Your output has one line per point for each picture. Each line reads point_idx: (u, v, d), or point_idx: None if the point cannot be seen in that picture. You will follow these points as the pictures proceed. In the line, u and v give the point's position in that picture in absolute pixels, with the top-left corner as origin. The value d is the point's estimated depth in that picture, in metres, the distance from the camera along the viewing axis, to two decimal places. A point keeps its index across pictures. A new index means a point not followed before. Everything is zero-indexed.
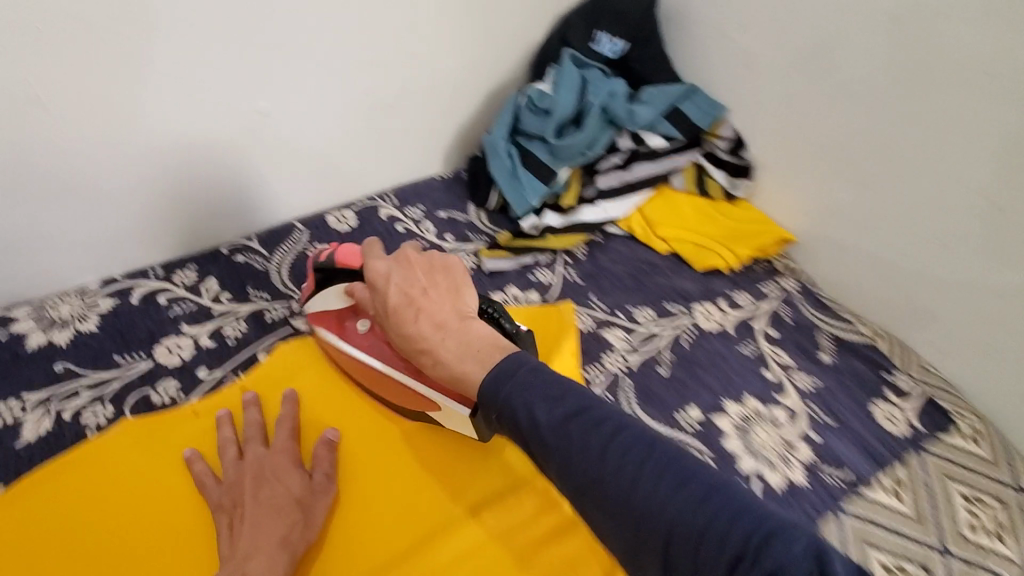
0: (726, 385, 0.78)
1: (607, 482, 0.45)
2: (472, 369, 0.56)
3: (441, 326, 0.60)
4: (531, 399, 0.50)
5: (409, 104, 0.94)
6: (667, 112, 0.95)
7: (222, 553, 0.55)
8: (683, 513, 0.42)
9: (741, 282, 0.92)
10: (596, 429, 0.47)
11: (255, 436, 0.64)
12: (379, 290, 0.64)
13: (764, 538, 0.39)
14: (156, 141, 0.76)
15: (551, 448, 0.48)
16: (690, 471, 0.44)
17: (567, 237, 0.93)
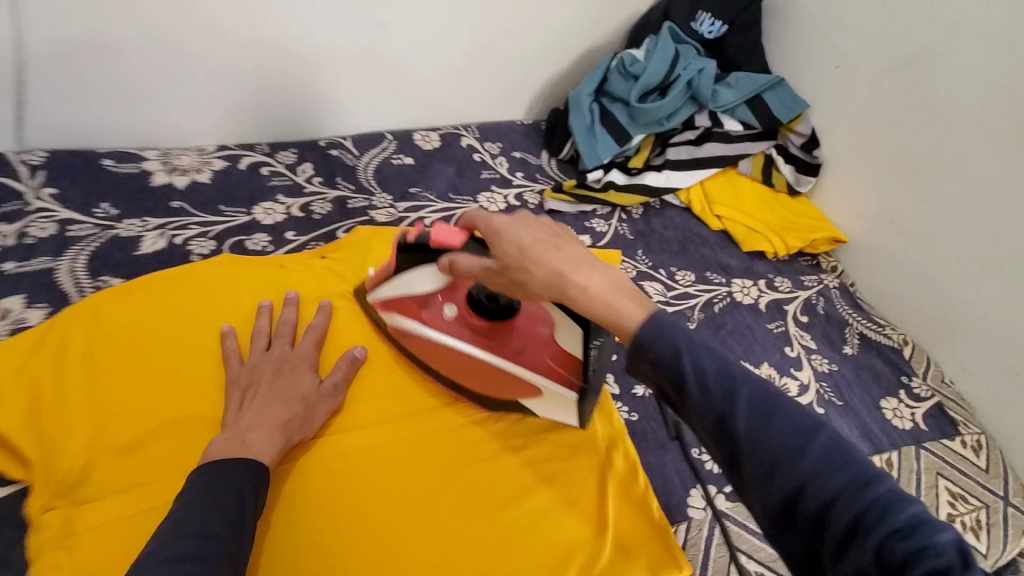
0: (747, 351, 0.83)
1: (764, 444, 0.40)
2: (630, 303, 0.47)
3: (584, 263, 0.49)
4: (691, 350, 0.43)
5: (509, 47, 1.02)
6: (749, 98, 1.00)
7: (225, 421, 0.58)
8: (846, 491, 0.37)
9: (784, 269, 0.96)
10: (762, 394, 0.41)
11: (285, 334, 0.67)
12: (503, 233, 0.52)
13: (921, 528, 0.35)
14: (291, 31, 0.86)
15: (708, 399, 0.42)
16: (855, 454, 0.39)
17: (629, 197, 0.98)
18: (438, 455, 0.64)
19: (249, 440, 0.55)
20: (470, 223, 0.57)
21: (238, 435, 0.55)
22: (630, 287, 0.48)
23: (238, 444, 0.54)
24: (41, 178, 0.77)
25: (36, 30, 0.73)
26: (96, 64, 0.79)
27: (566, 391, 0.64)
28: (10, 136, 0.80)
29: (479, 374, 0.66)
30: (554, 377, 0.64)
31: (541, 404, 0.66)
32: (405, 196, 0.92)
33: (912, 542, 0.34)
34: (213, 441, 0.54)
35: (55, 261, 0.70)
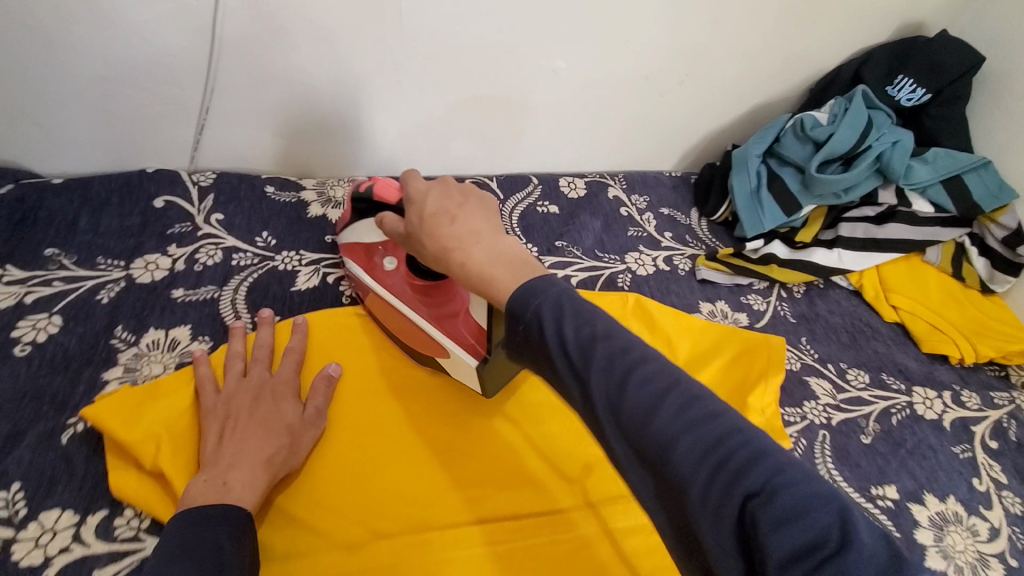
0: (930, 479, 0.72)
1: (621, 414, 0.36)
2: (502, 276, 0.45)
3: (478, 233, 0.48)
4: (558, 313, 0.41)
5: (672, 97, 0.96)
6: (948, 179, 0.88)
7: (201, 461, 0.53)
8: (698, 455, 0.33)
9: (969, 379, 0.84)
10: (621, 356, 0.38)
11: (264, 358, 0.62)
12: (412, 199, 0.52)
13: (782, 488, 0.31)
14: (463, 70, 0.84)
15: (569, 366, 0.39)
16: (717, 408, 0.36)
17: (792, 275, 0.88)
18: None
19: (230, 481, 0.50)
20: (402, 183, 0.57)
21: (218, 476, 0.51)
22: (516, 260, 0.47)
23: (218, 487, 0.50)
24: (210, 202, 0.78)
25: (228, 60, 0.74)
26: (274, 93, 0.79)
27: (466, 357, 0.61)
28: (186, 156, 0.83)
29: (409, 331, 0.66)
30: (460, 342, 0.62)
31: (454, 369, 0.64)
32: (552, 250, 0.87)
33: (769, 510, 0.31)
34: (192, 484, 0.50)
35: (219, 291, 0.70)
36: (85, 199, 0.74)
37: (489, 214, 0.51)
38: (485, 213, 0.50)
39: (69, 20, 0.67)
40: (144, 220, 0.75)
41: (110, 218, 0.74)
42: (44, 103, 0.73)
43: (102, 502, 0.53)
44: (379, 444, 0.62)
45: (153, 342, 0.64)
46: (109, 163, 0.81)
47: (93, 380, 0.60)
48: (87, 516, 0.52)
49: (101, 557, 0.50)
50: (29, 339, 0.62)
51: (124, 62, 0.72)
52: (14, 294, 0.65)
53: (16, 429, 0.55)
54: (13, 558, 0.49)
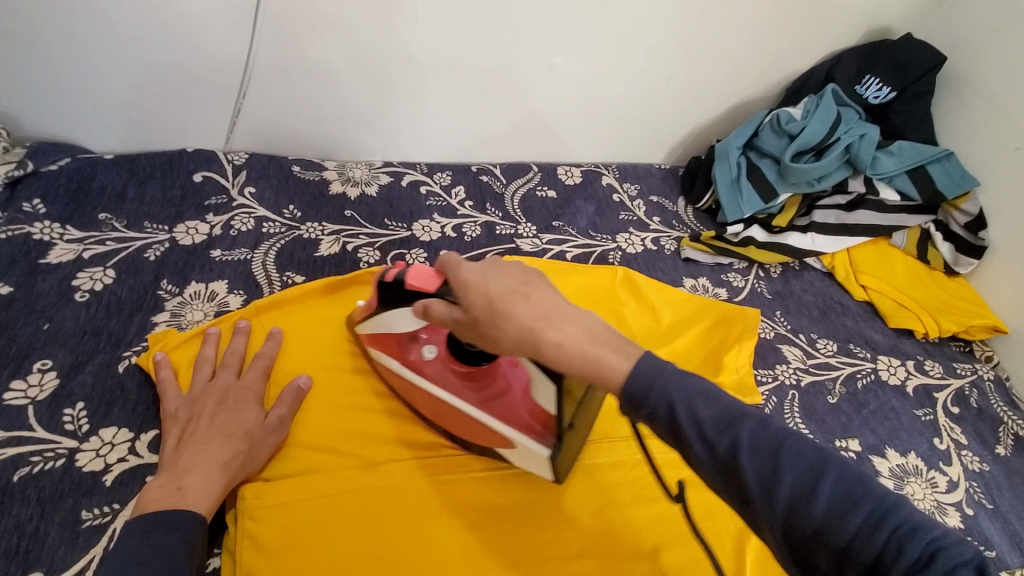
0: (892, 436, 0.79)
1: (776, 496, 0.40)
2: (606, 354, 0.47)
3: (555, 311, 0.49)
4: (691, 397, 0.44)
5: (661, 94, 1.05)
6: (912, 169, 0.97)
7: (161, 465, 0.56)
8: (862, 531, 0.38)
9: (933, 352, 0.91)
10: (763, 435, 0.42)
11: (231, 364, 0.65)
12: (472, 285, 0.51)
13: (936, 551, 0.36)
14: (471, 64, 0.93)
15: (714, 453, 0.43)
16: (860, 483, 0.40)
17: (770, 255, 0.96)
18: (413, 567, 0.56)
19: (184, 486, 0.53)
20: (443, 266, 0.55)
21: (173, 482, 0.53)
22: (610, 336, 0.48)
23: (172, 492, 0.52)
24: (243, 177, 0.87)
25: (265, 50, 0.84)
26: (304, 83, 0.89)
27: (534, 446, 0.59)
28: (221, 137, 0.92)
29: (461, 424, 0.64)
30: (524, 431, 0.60)
31: (515, 456, 0.63)
32: (549, 229, 0.95)
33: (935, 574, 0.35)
34: (150, 486, 0.53)
35: (252, 253, 0.79)
36: (133, 172, 0.82)
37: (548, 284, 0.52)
38: (545, 285, 0.51)
39: (130, 11, 0.77)
40: (185, 192, 0.83)
41: (154, 189, 0.82)
42: (102, 85, 0.83)
43: (153, 423, 0.61)
44: (338, 447, 0.64)
45: (195, 293, 0.73)
46: (153, 142, 0.90)
47: (143, 322, 0.69)
48: (141, 434, 0.60)
49: (153, 466, 0.58)
50: (87, 288, 0.70)
51: (175, 50, 0.81)
52: (73, 251, 0.73)
53: (78, 360, 0.64)
54: (77, 464, 0.56)
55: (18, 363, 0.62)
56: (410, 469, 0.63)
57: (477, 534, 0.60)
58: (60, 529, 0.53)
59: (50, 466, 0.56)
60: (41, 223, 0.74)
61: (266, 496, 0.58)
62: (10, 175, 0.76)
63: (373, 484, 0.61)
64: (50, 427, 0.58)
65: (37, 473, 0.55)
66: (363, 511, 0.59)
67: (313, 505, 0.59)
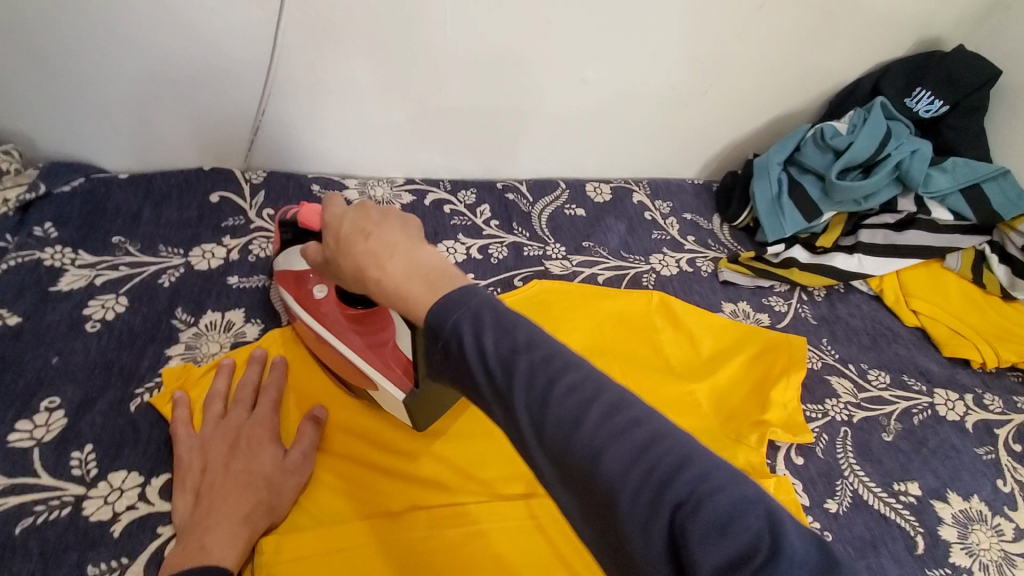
0: (954, 478, 0.73)
1: (547, 430, 0.35)
2: (419, 293, 0.42)
3: (395, 246, 0.45)
4: (478, 327, 0.39)
5: (695, 106, 1.00)
6: (967, 187, 0.91)
7: (179, 522, 0.52)
8: (620, 467, 0.33)
9: (991, 383, 0.85)
10: (546, 365, 0.37)
11: (244, 398, 0.61)
12: (327, 222, 0.49)
13: (706, 496, 0.31)
14: (498, 76, 0.89)
15: (492, 382, 0.38)
16: (641, 415, 0.35)
17: (814, 278, 0.91)
18: None
19: (208, 544, 0.49)
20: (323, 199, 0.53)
21: (195, 541, 0.49)
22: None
23: (195, 552, 0.48)
24: (261, 198, 0.83)
25: (286, 65, 0.81)
26: (324, 99, 0.85)
27: (393, 391, 0.58)
28: (241, 154, 0.89)
29: (340, 365, 0.63)
30: (388, 374, 0.59)
31: (384, 403, 0.61)
32: (579, 249, 0.91)
33: (709, 520, 0.30)
34: (173, 551, 0.49)
35: (270, 279, 0.75)
36: (148, 193, 0.79)
37: (412, 225, 0.48)
38: (404, 225, 0.47)
39: (147, 27, 0.74)
40: (201, 213, 0.79)
41: (170, 211, 0.78)
42: (117, 103, 0.80)
43: (164, 467, 0.57)
44: (362, 487, 0.59)
45: (211, 322, 0.69)
46: (169, 160, 0.87)
47: (157, 354, 0.65)
48: (152, 478, 0.56)
49: (164, 514, 0.54)
50: (99, 317, 0.66)
51: (193, 66, 0.78)
52: (85, 277, 0.69)
53: (87, 397, 0.60)
54: (84, 513, 0.52)
55: (25, 401, 0.59)
56: (441, 516, 0.58)
57: None
58: None
59: (55, 515, 0.52)
60: (52, 248, 0.71)
61: (285, 550, 0.52)
62: (22, 199, 0.73)
63: (403, 534, 0.56)
64: (57, 472, 0.54)
65: (41, 524, 0.51)
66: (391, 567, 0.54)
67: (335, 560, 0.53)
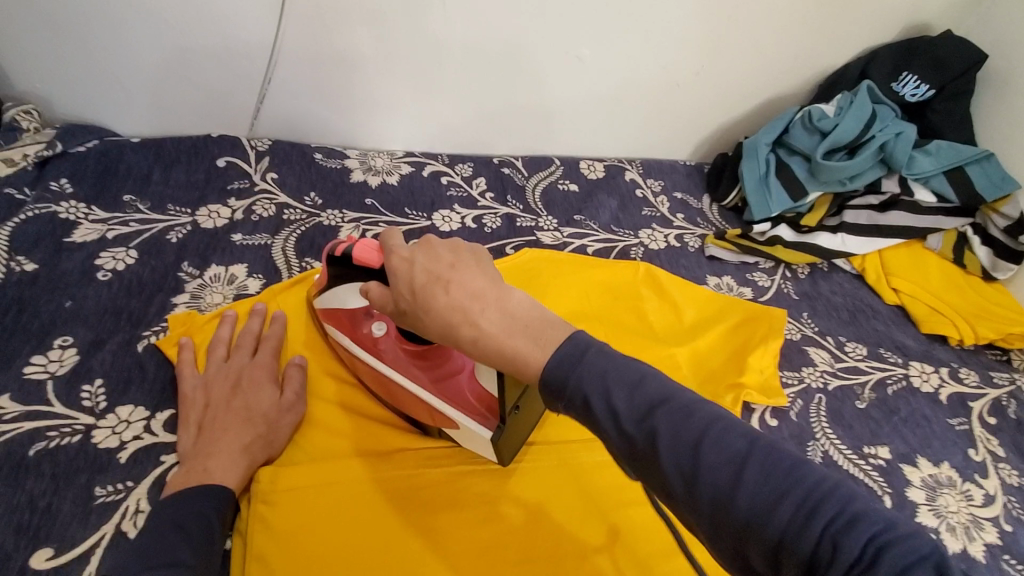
0: (925, 445, 0.76)
1: (700, 486, 0.37)
2: (522, 343, 0.44)
3: (478, 296, 0.47)
4: (607, 385, 0.41)
5: (689, 88, 1.03)
6: (949, 169, 0.93)
7: (183, 451, 0.56)
8: (793, 526, 0.34)
9: (968, 359, 0.88)
10: (685, 422, 0.39)
11: (246, 344, 0.64)
12: (399, 275, 0.51)
13: (881, 549, 0.32)
14: (496, 53, 0.92)
15: (632, 442, 0.40)
16: (797, 470, 0.36)
17: (797, 255, 0.94)
18: (443, 550, 0.56)
19: (211, 467, 0.54)
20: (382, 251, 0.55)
21: (199, 466, 0.54)
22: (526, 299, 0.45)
23: (199, 473, 0.53)
24: (265, 163, 0.87)
25: (292, 37, 0.84)
26: (328, 71, 0.89)
27: (478, 428, 0.57)
28: (247, 123, 0.93)
29: (412, 405, 0.61)
30: (469, 413, 0.58)
31: (465, 440, 0.60)
32: (570, 222, 0.94)
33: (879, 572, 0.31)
34: (177, 472, 0.54)
35: (272, 239, 0.78)
36: (158, 156, 0.83)
37: (484, 266, 0.50)
38: (479, 270, 0.49)
39: None
40: (208, 176, 0.83)
41: (178, 173, 0.82)
42: (131, 69, 0.83)
43: (168, 403, 0.60)
44: (353, 429, 0.63)
45: (214, 276, 0.73)
46: (179, 127, 0.91)
47: (163, 303, 0.69)
48: (157, 413, 0.60)
49: (168, 445, 0.58)
50: (110, 267, 0.70)
51: (203, 35, 0.82)
52: (97, 231, 0.73)
53: (97, 338, 0.64)
54: (93, 440, 0.56)
55: (40, 339, 0.63)
56: (426, 457, 0.62)
57: (493, 526, 0.58)
58: (73, 504, 0.52)
59: (66, 440, 0.56)
60: (67, 203, 0.75)
61: (280, 480, 0.56)
62: (40, 156, 0.77)
63: (391, 471, 0.60)
64: (68, 402, 0.58)
65: (53, 448, 0.55)
66: (377, 500, 0.57)
67: (326, 491, 0.57)
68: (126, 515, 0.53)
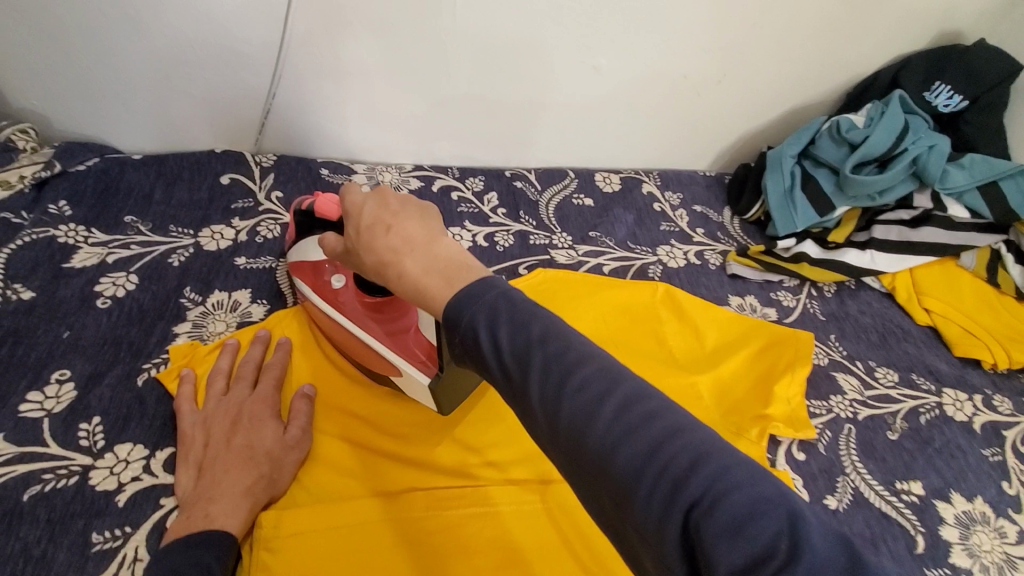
0: (958, 479, 0.72)
1: (560, 422, 0.35)
2: (437, 290, 0.43)
3: (412, 241, 0.45)
4: (494, 319, 0.39)
5: (708, 96, 0.99)
6: (984, 184, 0.88)
7: (182, 494, 0.53)
8: (634, 463, 0.32)
9: (1001, 384, 0.83)
10: (559, 360, 0.37)
11: (246, 376, 0.62)
12: (349, 215, 0.49)
13: (722, 493, 0.30)
14: (505, 61, 0.88)
15: (510, 380, 0.38)
16: (655, 408, 0.34)
17: (823, 273, 0.89)
18: None
19: (213, 512, 0.51)
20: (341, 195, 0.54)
21: (200, 511, 0.51)
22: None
23: (200, 519, 0.50)
24: (270, 180, 0.84)
25: (296, 48, 0.81)
26: (334, 83, 0.86)
27: (419, 375, 0.59)
28: (251, 138, 0.90)
29: (363, 353, 0.63)
30: (412, 360, 0.59)
31: (410, 389, 0.62)
32: (585, 239, 0.90)
33: (723, 524, 0.29)
34: (177, 519, 0.51)
35: (277, 261, 0.76)
36: (161, 174, 0.80)
37: (431, 215, 0.48)
38: (422, 216, 0.47)
39: (162, 7, 0.74)
40: (212, 195, 0.80)
41: (181, 192, 0.79)
42: (132, 84, 0.81)
43: (169, 441, 0.58)
44: (358, 465, 0.60)
45: (217, 302, 0.70)
46: (183, 142, 0.88)
47: (164, 332, 0.66)
48: (157, 451, 0.57)
49: (168, 487, 0.55)
50: (109, 294, 0.68)
51: (203, 45, 0.79)
52: (97, 255, 0.71)
53: (96, 371, 0.61)
54: (90, 483, 0.54)
55: (37, 372, 0.60)
56: (438, 497, 0.58)
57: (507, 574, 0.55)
58: (68, 553, 0.50)
59: (62, 483, 0.53)
60: (66, 226, 0.72)
61: (284, 524, 0.53)
62: (38, 176, 0.74)
63: (400, 513, 0.57)
64: (65, 442, 0.56)
65: (48, 491, 0.53)
66: (384, 544, 0.55)
67: (333, 536, 0.54)
68: (124, 564, 0.50)
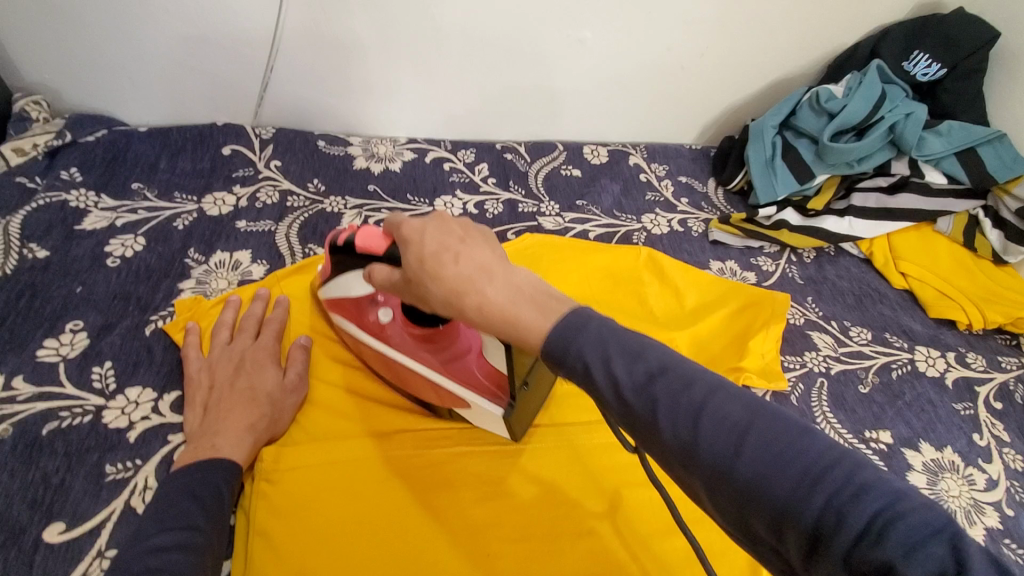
0: (928, 430, 0.75)
1: (702, 459, 0.36)
2: (525, 315, 0.43)
3: (485, 269, 0.46)
4: (606, 354, 0.40)
5: (693, 69, 1.01)
6: (961, 150, 0.91)
7: (190, 430, 0.58)
8: (797, 495, 0.33)
9: (976, 344, 0.86)
10: (683, 390, 0.38)
11: (249, 328, 0.66)
12: (408, 244, 0.49)
13: (888, 521, 0.30)
14: (494, 35, 0.91)
15: (630, 410, 0.39)
16: (802, 440, 0.34)
17: (803, 239, 0.92)
18: (444, 526, 0.57)
19: (218, 444, 0.55)
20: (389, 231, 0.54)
21: (206, 443, 0.55)
22: (534, 292, 0.45)
23: (206, 449, 0.54)
24: (269, 151, 0.88)
25: (291, 24, 0.84)
26: (330, 57, 0.89)
27: (489, 405, 0.59)
28: (251, 112, 0.94)
29: (419, 386, 0.63)
30: (478, 389, 0.60)
31: (477, 417, 0.62)
32: (572, 207, 0.94)
33: (891, 552, 0.29)
34: (185, 450, 0.55)
35: (276, 225, 0.80)
36: (165, 145, 0.84)
37: (494, 242, 0.49)
38: (486, 243, 0.48)
39: None
40: (213, 164, 0.84)
41: (185, 161, 0.83)
42: (136, 59, 0.85)
43: (175, 385, 0.62)
44: (352, 409, 0.64)
45: (219, 262, 0.74)
46: (186, 116, 0.93)
47: (170, 289, 0.70)
48: (164, 394, 0.61)
49: (175, 425, 0.59)
50: (119, 254, 0.72)
51: (198, 18, 0.82)
52: (106, 219, 0.75)
53: (107, 322, 0.66)
54: (103, 420, 0.58)
55: (52, 323, 0.65)
56: (426, 437, 0.63)
57: (492, 504, 0.59)
58: (84, 481, 0.54)
59: (77, 420, 0.58)
60: (78, 191, 0.77)
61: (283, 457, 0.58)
62: (50, 145, 0.79)
63: (391, 451, 0.61)
64: (79, 384, 0.60)
65: (65, 427, 0.57)
66: (379, 476, 0.59)
67: (328, 468, 0.58)
68: (135, 492, 0.55)
